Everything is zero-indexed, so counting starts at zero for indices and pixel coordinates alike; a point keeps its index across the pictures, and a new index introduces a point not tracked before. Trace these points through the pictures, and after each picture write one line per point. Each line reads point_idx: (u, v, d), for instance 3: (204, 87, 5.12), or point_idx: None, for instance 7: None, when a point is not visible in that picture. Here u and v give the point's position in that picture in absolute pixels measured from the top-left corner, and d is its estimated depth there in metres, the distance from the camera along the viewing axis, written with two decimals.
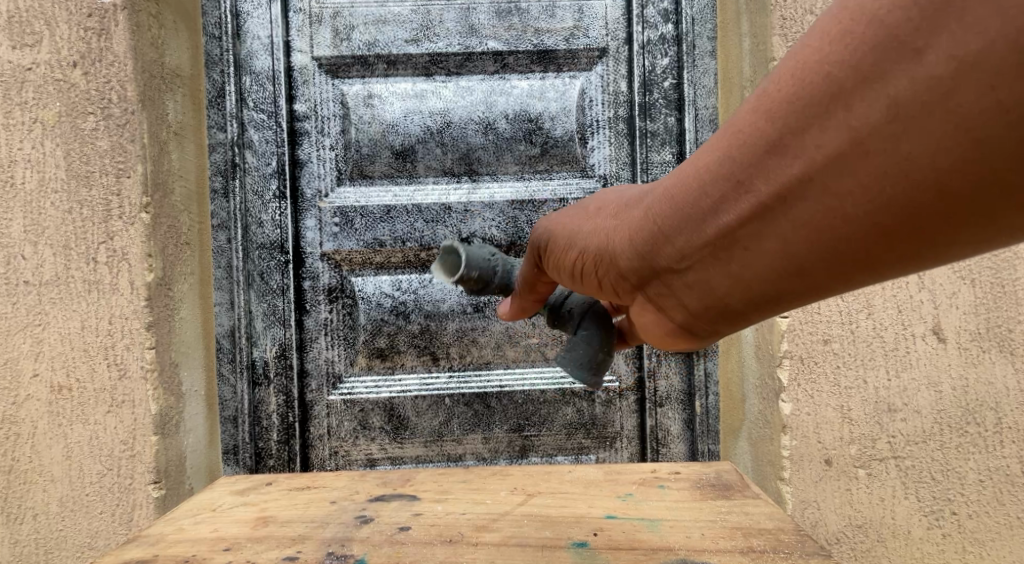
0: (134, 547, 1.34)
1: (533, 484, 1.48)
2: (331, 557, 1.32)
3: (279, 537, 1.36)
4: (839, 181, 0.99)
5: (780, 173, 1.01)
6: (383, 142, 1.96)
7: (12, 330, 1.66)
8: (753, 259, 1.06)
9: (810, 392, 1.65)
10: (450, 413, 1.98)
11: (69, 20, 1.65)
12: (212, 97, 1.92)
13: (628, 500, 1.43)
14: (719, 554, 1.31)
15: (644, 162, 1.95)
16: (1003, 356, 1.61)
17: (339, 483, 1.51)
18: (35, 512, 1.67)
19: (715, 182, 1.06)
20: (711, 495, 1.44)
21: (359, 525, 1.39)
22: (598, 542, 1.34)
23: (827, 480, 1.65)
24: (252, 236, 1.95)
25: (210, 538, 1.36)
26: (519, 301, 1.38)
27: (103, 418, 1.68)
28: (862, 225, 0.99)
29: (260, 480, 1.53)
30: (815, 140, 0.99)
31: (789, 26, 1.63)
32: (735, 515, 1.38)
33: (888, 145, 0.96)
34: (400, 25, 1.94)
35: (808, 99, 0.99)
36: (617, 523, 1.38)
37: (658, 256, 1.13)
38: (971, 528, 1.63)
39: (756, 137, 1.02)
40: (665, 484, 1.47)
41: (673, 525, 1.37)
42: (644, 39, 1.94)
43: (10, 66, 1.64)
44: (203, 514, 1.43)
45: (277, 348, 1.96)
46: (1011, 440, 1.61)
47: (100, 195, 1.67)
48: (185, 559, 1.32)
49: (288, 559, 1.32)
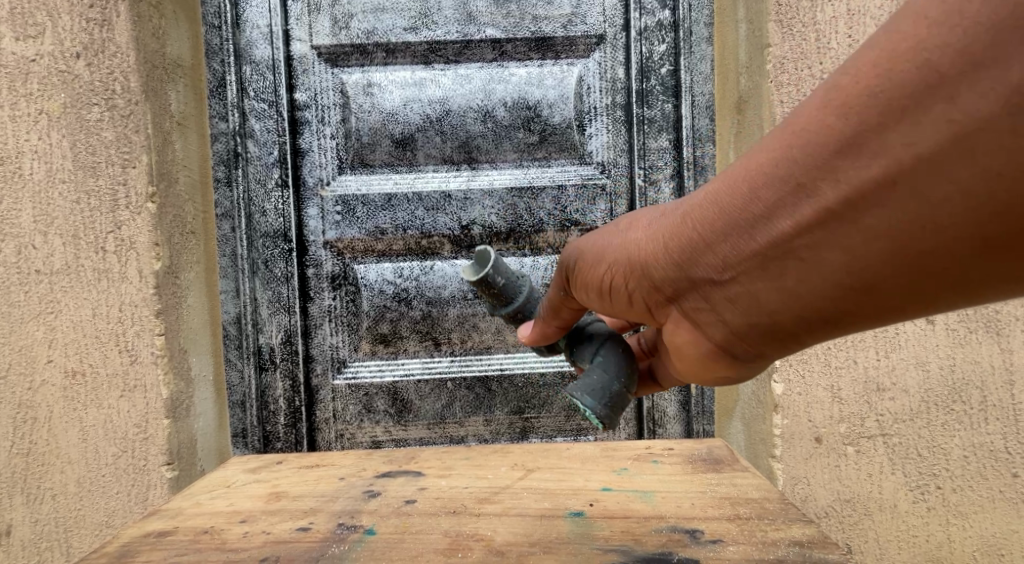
0: (156, 520, 1.39)
1: (533, 460, 1.54)
2: (342, 526, 1.36)
3: (293, 509, 1.41)
4: (934, 185, 1.01)
5: (864, 175, 1.03)
6: (383, 131, 2.00)
7: (25, 318, 1.71)
8: (827, 263, 1.08)
9: (801, 373, 1.69)
10: (452, 396, 2.03)
11: (71, 11, 1.70)
12: (213, 87, 1.97)
13: (623, 474, 1.48)
14: (706, 521, 1.36)
15: (642, 149, 1.99)
16: (989, 337, 1.66)
17: (348, 461, 1.57)
18: (54, 492, 1.73)
19: (787, 185, 1.08)
20: (704, 470, 1.49)
21: (369, 498, 1.43)
22: (594, 511, 1.38)
23: (818, 457, 1.70)
24: (256, 225, 2.00)
25: (227, 511, 1.41)
26: (543, 326, 1.38)
27: (116, 403, 1.73)
28: (946, 230, 1.02)
29: (272, 460, 1.59)
30: (906, 137, 1.01)
31: (784, 12, 1.60)
32: (724, 487, 1.43)
33: (992, 140, 0.98)
34: (398, 13, 1.98)
35: (908, 96, 1.01)
36: (611, 495, 1.42)
37: (716, 257, 1.14)
38: (956, 502, 1.68)
39: (835, 135, 1.04)
40: (658, 460, 1.53)
41: (664, 496, 1.42)
42: (641, 26, 1.97)
43: (14, 58, 1.69)
44: (220, 489, 1.48)
45: (283, 335, 2.02)
46: (995, 417, 1.66)
47: (106, 185, 1.72)
48: (204, 531, 1.36)
49: (301, 529, 1.36)
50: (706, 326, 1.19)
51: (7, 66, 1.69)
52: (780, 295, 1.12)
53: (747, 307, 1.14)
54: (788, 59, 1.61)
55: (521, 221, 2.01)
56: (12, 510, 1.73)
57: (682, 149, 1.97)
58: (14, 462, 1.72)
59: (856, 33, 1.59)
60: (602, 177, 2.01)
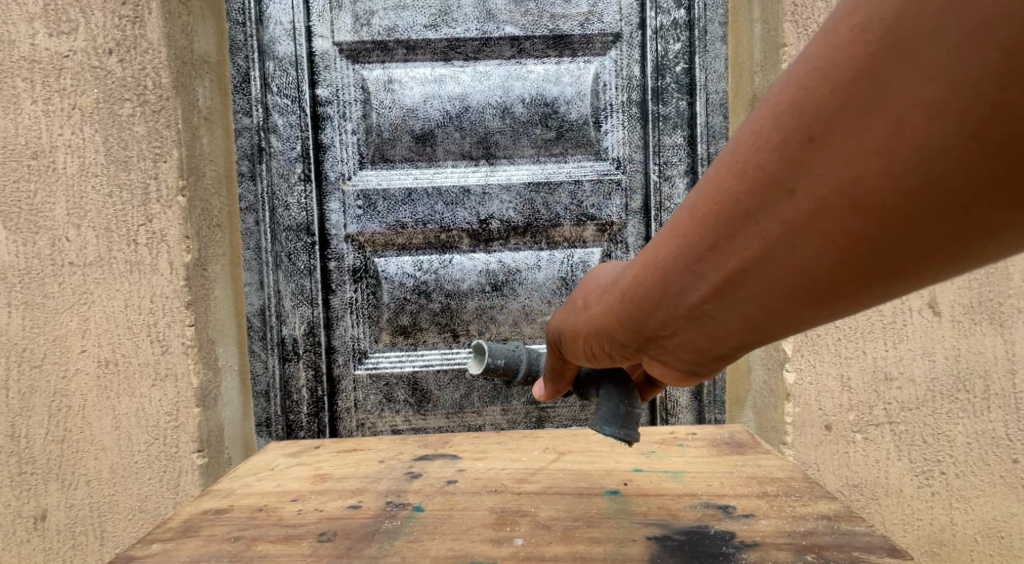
0: (210, 499, 1.44)
1: (563, 444, 1.59)
2: (391, 504, 1.41)
3: (341, 490, 1.45)
4: (834, 229, 0.96)
5: (758, 240, 1.00)
6: (403, 127, 2.05)
7: (59, 309, 1.76)
8: (755, 311, 1.04)
9: (812, 362, 1.73)
10: (471, 386, 2.09)
11: (104, 8, 1.75)
12: (237, 82, 2.02)
13: (651, 457, 1.54)
14: (737, 498, 1.41)
15: (657, 145, 2.03)
16: (993, 329, 1.68)
17: (383, 445, 1.62)
18: (88, 478, 1.79)
19: (690, 257, 1.05)
20: (727, 452, 1.54)
21: (411, 479, 1.48)
22: (629, 490, 1.43)
23: (827, 443, 1.74)
24: (279, 219, 2.05)
25: (278, 492, 1.45)
26: (552, 386, 1.43)
27: (148, 391, 1.78)
28: (864, 258, 0.96)
29: (309, 445, 1.64)
30: (787, 199, 0.97)
31: (799, 12, 1.65)
32: (750, 467, 1.48)
33: (880, 172, 0.93)
34: (419, 11, 2.03)
35: (778, 162, 0.97)
36: (643, 475, 1.47)
37: (648, 322, 1.12)
38: (959, 487, 1.71)
39: (719, 208, 1.02)
40: (684, 443, 1.58)
41: (695, 476, 1.47)
42: (657, 25, 2.02)
43: (48, 54, 1.74)
44: (265, 472, 1.53)
45: (306, 327, 2.07)
46: (998, 406, 1.69)
47: (138, 179, 1.77)
48: (259, 509, 1.41)
49: (351, 507, 1.41)
50: (677, 365, 1.14)
51: (41, 62, 1.74)
52: (733, 330, 1.07)
53: (697, 353, 1.12)
54: None
55: (539, 215, 2.06)
56: (47, 495, 1.78)
57: (696, 146, 2.02)
58: (50, 449, 1.77)
59: None
60: (617, 173, 2.06)
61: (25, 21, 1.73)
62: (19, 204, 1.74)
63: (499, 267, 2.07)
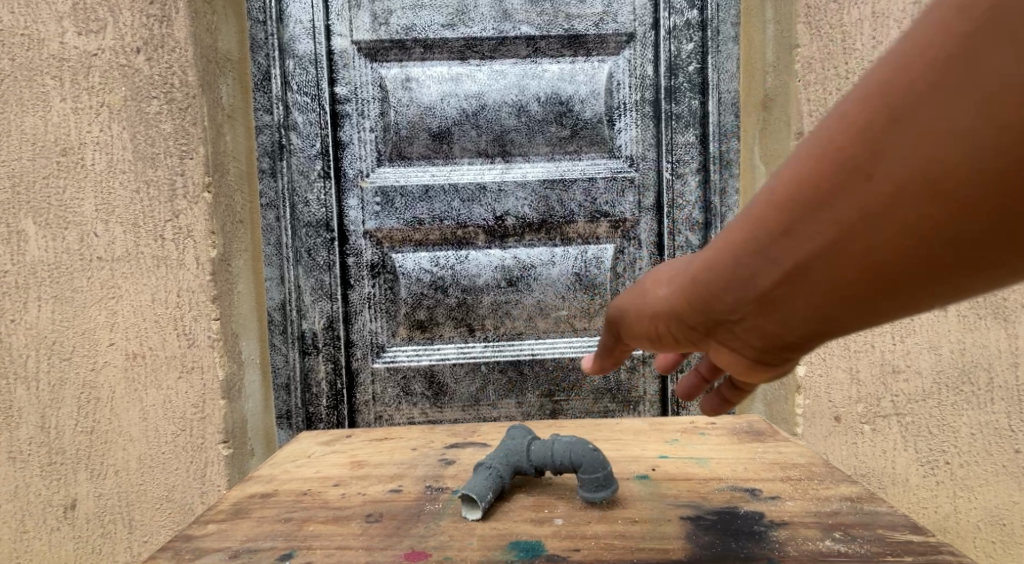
0: (253, 483, 1.47)
1: (587, 432, 1.64)
2: (431, 488, 1.43)
3: (380, 475, 1.48)
4: (843, 269, 0.89)
5: (769, 276, 0.93)
6: (421, 125, 2.09)
7: (88, 303, 1.81)
8: (769, 340, 0.97)
9: (823, 355, 1.76)
10: (486, 380, 2.13)
11: (131, 7, 1.79)
12: (258, 80, 2.05)
13: (675, 444, 1.57)
14: (761, 481, 1.43)
15: (669, 143, 2.08)
16: (997, 323, 1.72)
17: (413, 434, 1.66)
18: (117, 468, 1.83)
19: (707, 285, 0.98)
20: (747, 440, 1.58)
21: (446, 464, 1.52)
22: (657, 474, 1.46)
23: (836, 434, 1.77)
24: (299, 215, 2.10)
25: (317, 477, 1.48)
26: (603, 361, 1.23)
27: (175, 383, 1.83)
28: (872, 299, 0.90)
29: (340, 434, 1.69)
30: (799, 236, 0.90)
31: (813, 14, 1.68)
32: (771, 454, 1.52)
33: (885, 215, 0.86)
34: (436, 10, 2.07)
35: (791, 200, 0.90)
36: (669, 461, 1.50)
37: (666, 336, 1.06)
38: (963, 475, 1.74)
39: (737, 238, 0.95)
40: (705, 432, 1.62)
41: (719, 462, 1.50)
42: (670, 25, 2.06)
43: (77, 52, 1.78)
44: (300, 459, 1.57)
45: (325, 321, 2.12)
46: (1000, 398, 1.72)
47: (165, 175, 1.81)
48: (304, 493, 1.43)
49: (394, 491, 1.43)
50: (738, 349, 1.00)
51: (70, 60, 1.78)
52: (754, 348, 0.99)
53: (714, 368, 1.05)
54: (816, 61, 1.68)
55: (553, 212, 2.10)
56: (76, 485, 1.83)
57: (708, 144, 2.06)
58: (79, 439, 1.82)
59: (880, 32, 1.65)
60: (630, 170, 2.11)
61: (55, 20, 1.77)
62: (49, 200, 1.79)
63: (514, 263, 2.11)
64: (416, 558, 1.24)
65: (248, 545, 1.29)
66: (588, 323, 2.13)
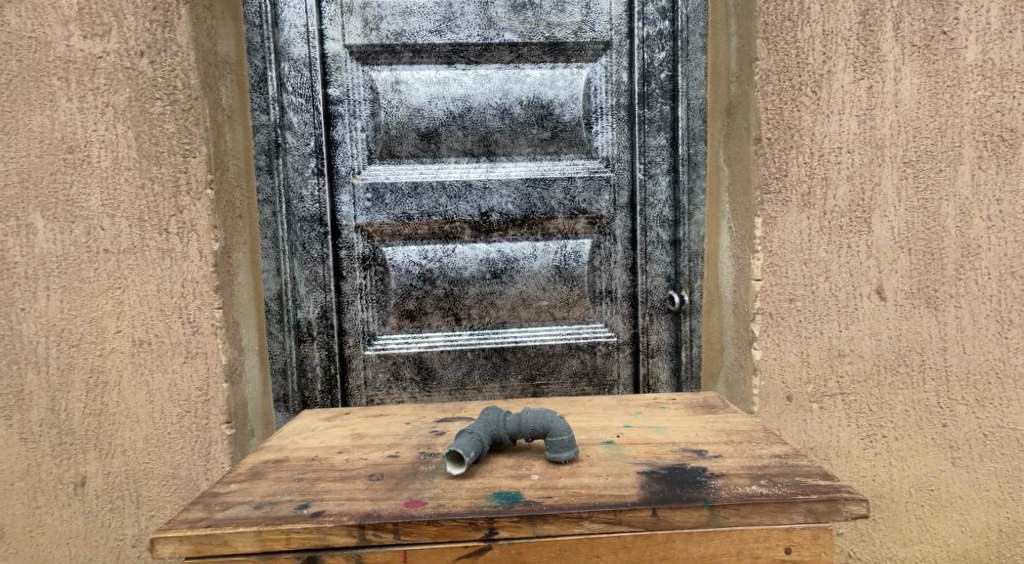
0: (263, 451, 1.61)
1: (563, 408, 1.78)
2: (423, 453, 1.58)
3: (375, 445, 1.62)
4: None
5: None
6: (410, 125, 2.22)
7: (95, 293, 1.93)
8: None
9: (777, 341, 1.88)
10: (472, 365, 2.27)
11: (135, 13, 1.91)
12: (255, 82, 2.16)
13: (638, 416, 1.72)
14: (709, 444, 1.58)
15: (642, 145, 2.23)
16: (930, 312, 1.88)
17: (405, 411, 1.80)
18: (124, 447, 1.96)
19: None
20: (703, 412, 1.73)
21: (436, 435, 1.66)
22: (620, 440, 1.60)
23: (788, 412, 1.89)
24: (294, 210, 2.20)
25: (320, 446, 1.63)
26: None
27: (180, 367, 1.96)
28: None
29: (339, 412, 1.82)
30: None
31: (771, 30, 1.84)
32: (719, 423, 1.66)
33: None
34: (425, 17, 2.19)
35: None
36: (630, 429, 1.65)
37: None
38: (897, 447, 1.89)
39: None
40: (665, 406, 1.77)
41: (675, 430, 1.64)
42: (643, 35, 2.21)
43: (83, 54, 1.90)
44: (302, 432, 1.71)
45: (319, 310, 2.23)
46: (931, 378, 1.89)
47: (169, 173, 1.94)
48: (312, 458, 1.57)
49: (390, 456, 1.58)
50: None
51: (75, 62, 1.90)
52: None
53: None
54: (773, 72, 1.84)
55: (535, 208, 2.25)
56: (86, 464, 1.95)
57: (678, 147, 2.21)
58: (89, 420, 1.95)
59: (829, 48, 1.84)
60: (606, 171, 2.25)
61: (61, 24, 1.89)
62: (57, 195, 1.91)
63: (498, 256, 2.25)
64: (416, 506, 1.40)
65: (269, 499, 1.43)
66: (567, 312, 2.28)
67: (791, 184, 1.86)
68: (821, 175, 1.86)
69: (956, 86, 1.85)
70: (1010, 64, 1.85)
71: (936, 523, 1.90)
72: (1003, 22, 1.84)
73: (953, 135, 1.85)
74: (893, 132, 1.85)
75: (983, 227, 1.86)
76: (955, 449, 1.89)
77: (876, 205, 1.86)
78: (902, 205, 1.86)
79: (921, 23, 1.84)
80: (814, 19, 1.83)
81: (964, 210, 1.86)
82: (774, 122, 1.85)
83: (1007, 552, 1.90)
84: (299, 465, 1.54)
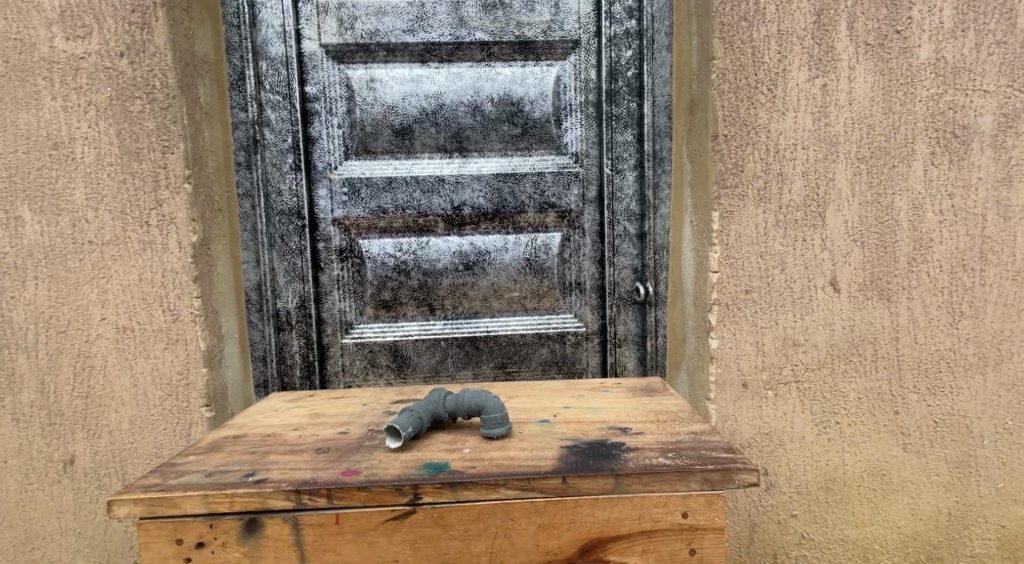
0: (228, 429, 1.69)
1: (514, 390, 1.86)
2: (372, 430, 1.66)
3: (331, 422, 1.70)
4: None
5: None
6: (384, 122, 2.29)
7: (80, 282, 2.01)
8: None
9: (733, 330, 1.95)
10: (445, 353, 2.34)
11: (115, 15, 1.98)
12: (234, 80, 2.22)
13: (579, 398, 1.79)
14: (636, 423, 1.65)
15: (609, 141, 2.29)
16: (883, 303, 1.95)
17: (366, 394, 1.88)
18: (110, 428, 2.03)
19: None
20: (640, 394, 1.80)
21: (389, 415, 1.73)
22: (555, 419, 1.68)
23: (744, 399, 1.96)
24: (273, 204, 2.27)
25: (279, 424, 1.70)
26: None
27: (161, 353, 2.04)
28: None
29: (304, 394, 1.90)
30: None
31: (726, 30, 1.90)
32: (652, 404, 1.74)
33: None
34: (398, 16, 2.26)
35: None
36: (567, 409, 1.73)
37: None
38: (851, 433, 1.97)
39: None
40: (607, 389, 1.84)
41: (609, 410, 1.72)
42: (611, 34, 2.27)
43: (66, 55, 1.97)
44: (267, 412, 1.78)
45: (297, 300, 2.30)
46: (884, 366, 1.96)
47: (149, 168, 2.01)
48: (268, 435, 1.65)
49: (340, 432, 1.66)
50: None
51: (59, 62, 1.97)
52: None
53: None
54: (730, 71, 1.91)
55: (506, 203, 2.32)
56: (74, 443, 2.03)
57: (644, 143, 2.28)
58: (76, 403, 2.02)
59: (784, 47, 1.91)
60: (575, 166, 2.32)
61: (44, 26, 1.96)
62: (43, 189, 1.98)
63: (471, 249, 2.32)
64: (350, 475, 1.49)
65: (220, 468, 1.52)
66: (538, 303, 2.35)
67: (747, 179, 1.93)
68: (776, 170, 1.93)
69: (909, 84, 1.92)
70: (962, 62, 1.92)
71: (888, 505, 1.98)
72: (955, 22, 1.91)
73: (905, 132, 1.93)
74: (847, 129, 1.93)
75: (935, 221, 1.94)
76: (906, 435, 1.97)
77: (830, 199, 1.94)
78: (856, 200, 1.94)
79: (874, 23, 1.91)
80: (769, 19, 1.90)
81: (917, 205, 1.94)
82: (731, 119, 1.92)
83: (956, 534, 1.98)
84: (251, 440, 1.61)
